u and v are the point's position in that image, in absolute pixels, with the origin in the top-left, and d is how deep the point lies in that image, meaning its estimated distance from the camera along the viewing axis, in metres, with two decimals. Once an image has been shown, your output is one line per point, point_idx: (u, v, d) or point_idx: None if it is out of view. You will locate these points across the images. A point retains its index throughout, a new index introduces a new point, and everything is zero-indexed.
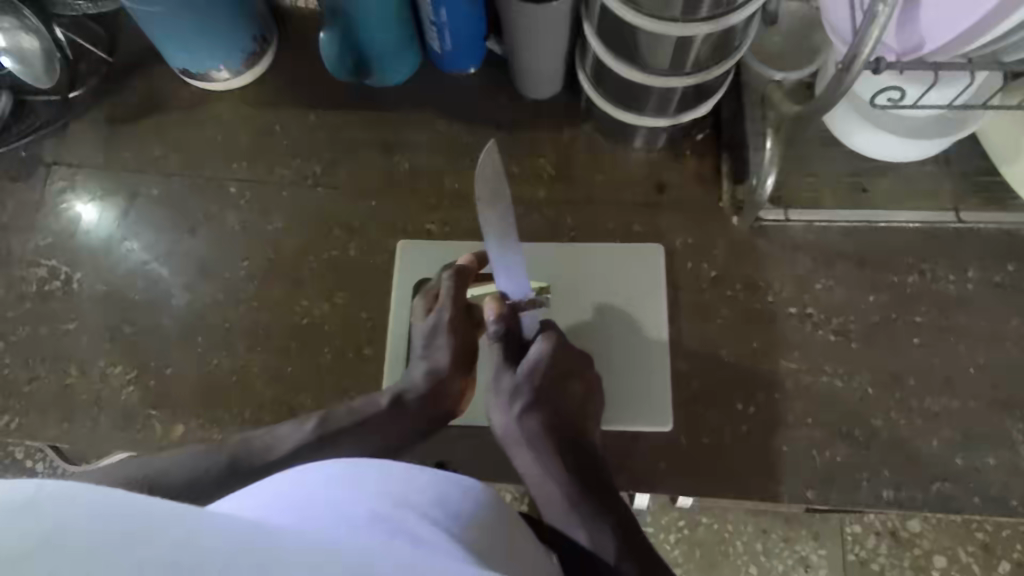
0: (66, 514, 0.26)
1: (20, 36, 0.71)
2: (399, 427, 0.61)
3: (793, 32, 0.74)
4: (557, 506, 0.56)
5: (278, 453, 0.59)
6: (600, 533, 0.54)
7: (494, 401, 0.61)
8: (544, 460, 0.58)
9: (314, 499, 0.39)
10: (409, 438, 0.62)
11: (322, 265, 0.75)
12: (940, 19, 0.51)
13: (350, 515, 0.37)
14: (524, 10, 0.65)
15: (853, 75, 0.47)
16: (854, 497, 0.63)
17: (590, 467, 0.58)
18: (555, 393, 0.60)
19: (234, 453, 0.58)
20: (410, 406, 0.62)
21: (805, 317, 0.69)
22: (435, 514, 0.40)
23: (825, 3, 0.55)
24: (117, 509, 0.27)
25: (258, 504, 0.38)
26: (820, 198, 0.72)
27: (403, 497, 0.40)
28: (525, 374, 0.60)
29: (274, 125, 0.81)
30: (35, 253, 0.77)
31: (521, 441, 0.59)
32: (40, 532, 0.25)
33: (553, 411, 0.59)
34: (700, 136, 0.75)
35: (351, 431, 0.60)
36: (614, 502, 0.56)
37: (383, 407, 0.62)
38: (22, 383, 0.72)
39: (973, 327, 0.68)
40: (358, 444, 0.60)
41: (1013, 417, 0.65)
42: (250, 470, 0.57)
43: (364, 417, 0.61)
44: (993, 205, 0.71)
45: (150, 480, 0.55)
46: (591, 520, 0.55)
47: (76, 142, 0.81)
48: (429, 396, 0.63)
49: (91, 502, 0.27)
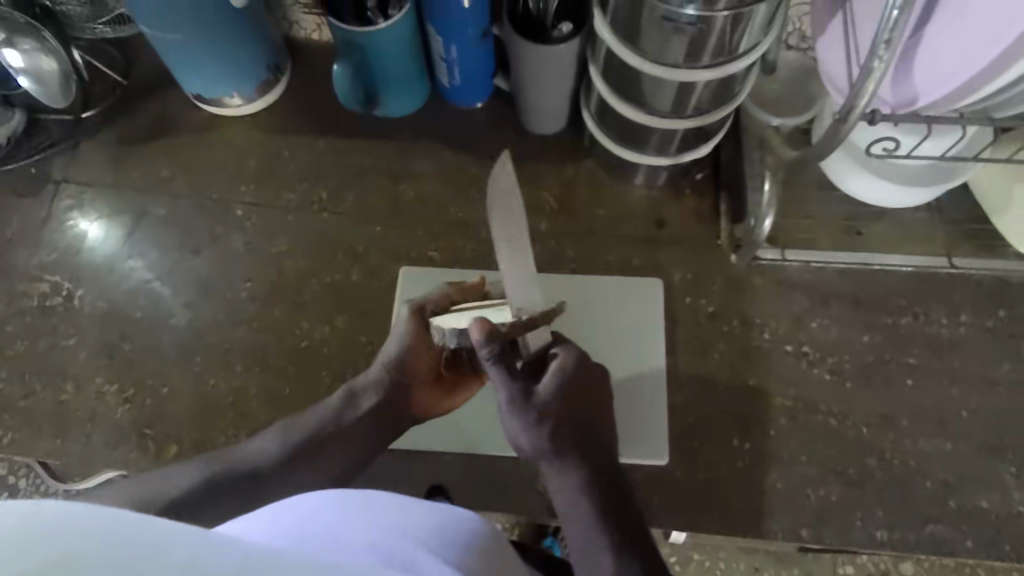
0: (71, 534, 0.23)
1: (41, 57, 0.72)
2: (368, 434, 0.59)
3: (791, 80, 0.77)
4: (584, 531, 0.51)
5: (260, 461, 0.55)
6: (626, 559, 0.48)
7: (515, 421, 0.55)
8: (571, 480, 0.53)
9: (312, 526, 0.37)
10: (374, 446, 0.59)
11: (324, 289, 0.76)
12: (932, 77, 0.53)
13: (347, 544, 0.36)
14: (533, 49, 0.67)
15: (850, 124, 0.49)
16: (848, 537, 0.63)
17: (616, 486, 0.54)
18: (580, 409, 0.56)
19: (216, 465, 0.54)
20: (376, 410, 0.59)
21: (801, 355, 0.70)
22: (430, 543, 0.39)
23: (822, 56, 0.58)
24: (117, 517, 0.24)
25: (253, 527, 0.37)
26: (814, 239, 0.74)
27: (402, 528, 0.39)
28: (550, 390, 0.55)
29: (283, 151, 0.82)
30: (39, 268, 0.78)
31: (548, 460, 0.54)
32: (42, 561, 0.22)
33: (580, 428, 0.55)
34: (699, 176, 0.78)
35: (318, 445, 0.57)
36: (640, 528, 0.51)
37: (348, 415, 0.58)
38: (17, 398, 0.71)
39: (965, 370, 0.69)
40: (331, 456, 0.57)
41: (1004, 460, 0.65)
42: (240, 483, 0.54)
43: (330, 427, 0.57)
44: (985, 252, 0.73)
45: (140, 496, 0.51)
46: (616, 546, 0.49)
47: (86, 161, 0.82)
48: (393, 401, 0.60)
49: (86, 515, 0.23)
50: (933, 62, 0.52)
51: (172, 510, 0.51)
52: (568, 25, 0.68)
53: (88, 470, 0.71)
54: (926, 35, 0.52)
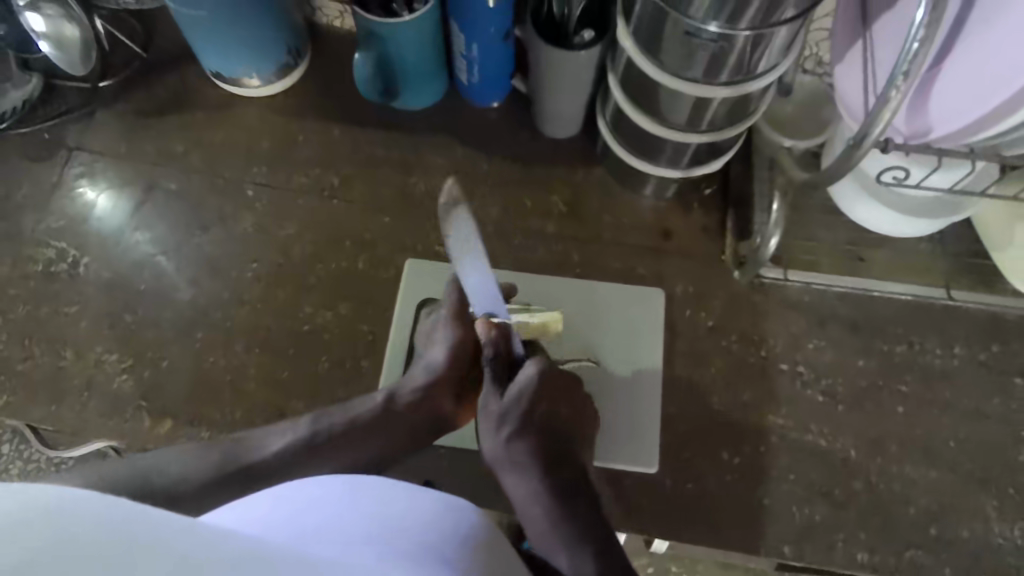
0: (72, 519, 0.22)
1: (63, 24, 0.72)
2: (399, 435, 0.59)
3: (804, 103, 0.78)
4: (541, 531, 0.52)
5: (279, 453, 0.55)
6: (581, 560, 0.48)
7: (483, 426, 0.58)
8: (530, 485, 0.54)
9: (312, 514, 0.38)
10: (413, 441, 0.60)
11: (329, 275, 0.76)
12: (947, 111, 0.54)
13: (350, 533, 0.36)
14: (555, 55, 0.68)
15: (864, 151, 0.50)
16: (830, 557, 0.64)
17: (576, 486, 0.54)
18: (544, 414, 0.57)
19: (232, 455, 0.55)
20: (411, 413, 0.59)
21: (795, 374, 0.71)
22: (429, 537, 0.38)
23: (839, 86, 0.59)
24: (118, 501, 0.24)
25: (251, 513, 0.37)
26: (817, 262, 0.75)
27: (398, 521, 0.39)
28: (515, 395, 0.57)
29: (298, 135, 0.83)
30: (45, 234, 0.78)
31: (508, 465, 0.55)
32: (46, 544, 0.21)
33: (543, 432, 0.56)
34: (708, 191, 0.79)
35: (352, 439, 0.57)
36: (602, 528, 0.51)
37: (380, 414, 0.58)
38: (15, 362, 0.72)
39: (956, 402, 0.70)
40: (355, 453, 0.57)
41: (987, 492, 0.66)
42: (259, 470, 0.54)
43: (363, 424, 0.58)
44: (982, 288, 0.74)
45: (153, 481, 0.52)
46: (571, 544, 0.49)
47: (100, 130, 0.83)
48: (429, 407, 0.60)
49: (80, 496, 0.23)
50: (951, 93, 0.53)
51: (186, 498, 0.52)
52: (590, 33, 0.68)
53: (81, 438, 0.71)
54: (945, 65, 0.53)
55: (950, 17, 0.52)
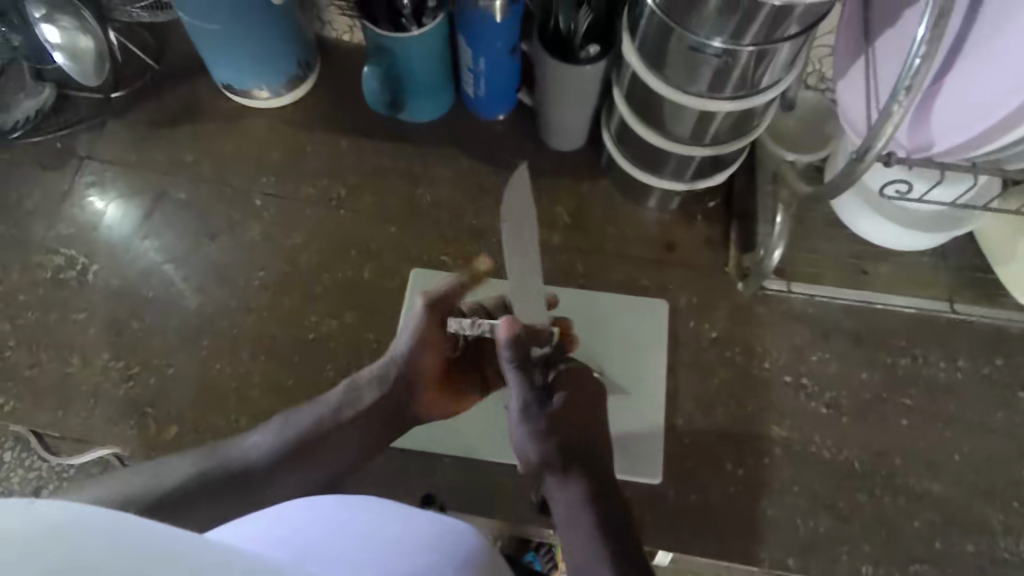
0: (81, 531, 0.22)
1: (78, 35, 0.73)
2: (364, 435, 0.59)
3: (807, 118, 0.79)
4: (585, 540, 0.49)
5: (256, 457, 0.55)
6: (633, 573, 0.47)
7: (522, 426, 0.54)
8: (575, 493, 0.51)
9: (306, 534, 0.37)
10: (377, 440, 0.60)
11: (335, 284, 0.77)
12: (949, 125, 0.55)
13: (339, 553, 0.37)
14: (561, 69, 0.69)
15: (866, 165, 0.50)
16: (833, 569, 0.64)
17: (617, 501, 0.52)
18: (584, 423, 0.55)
19: (218, 458, 0.54)
20: (374, 412, 0.60)
21: (799, 386, 0.71)
22: (433, 558, 0.39)
23: (842, 101, 0.60)
24: (123, 517, 0.24)
25: (249, 530, 0.37)
26: (820, 275, 0.76)
27: (394, 544, 0.39)
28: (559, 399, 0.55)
29: (306, 146, 0.84)
30: (55, 242, 0.79)
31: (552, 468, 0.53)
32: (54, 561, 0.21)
33: (584, 441, 0.54)
34: (712, 204, 0.79)
35: (317, 443, 0.57)
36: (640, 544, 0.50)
37: (345, 412, 0.59)
38: (22, 367, 0.72)
39: (960, 415, 0.70)
40: (322, 458, 0.57)
41: (992, 506, 0.66)
42: (239, 477, 0.54)
43: (329, 426, 0.58)
44: (985, 301, 0.75)
45: (161, 493, 0.51)
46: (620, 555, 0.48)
47: (111, 140, 0.84)
48: (391, 405, 0.61)
49: (87, 512, 0.23)
50: (953, 108, 0.54)
51: (176, 507, 0.51)
52: (596, 48, 0.69)
53: (86, 443, 0.71)
54: (947, 81, 0.54)
55: (950, 34, 0.53)
